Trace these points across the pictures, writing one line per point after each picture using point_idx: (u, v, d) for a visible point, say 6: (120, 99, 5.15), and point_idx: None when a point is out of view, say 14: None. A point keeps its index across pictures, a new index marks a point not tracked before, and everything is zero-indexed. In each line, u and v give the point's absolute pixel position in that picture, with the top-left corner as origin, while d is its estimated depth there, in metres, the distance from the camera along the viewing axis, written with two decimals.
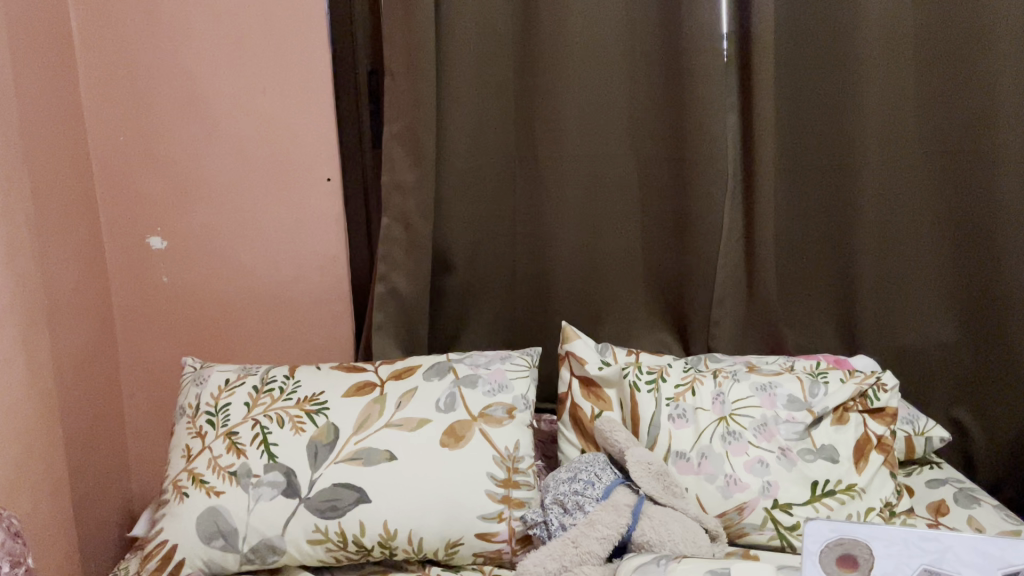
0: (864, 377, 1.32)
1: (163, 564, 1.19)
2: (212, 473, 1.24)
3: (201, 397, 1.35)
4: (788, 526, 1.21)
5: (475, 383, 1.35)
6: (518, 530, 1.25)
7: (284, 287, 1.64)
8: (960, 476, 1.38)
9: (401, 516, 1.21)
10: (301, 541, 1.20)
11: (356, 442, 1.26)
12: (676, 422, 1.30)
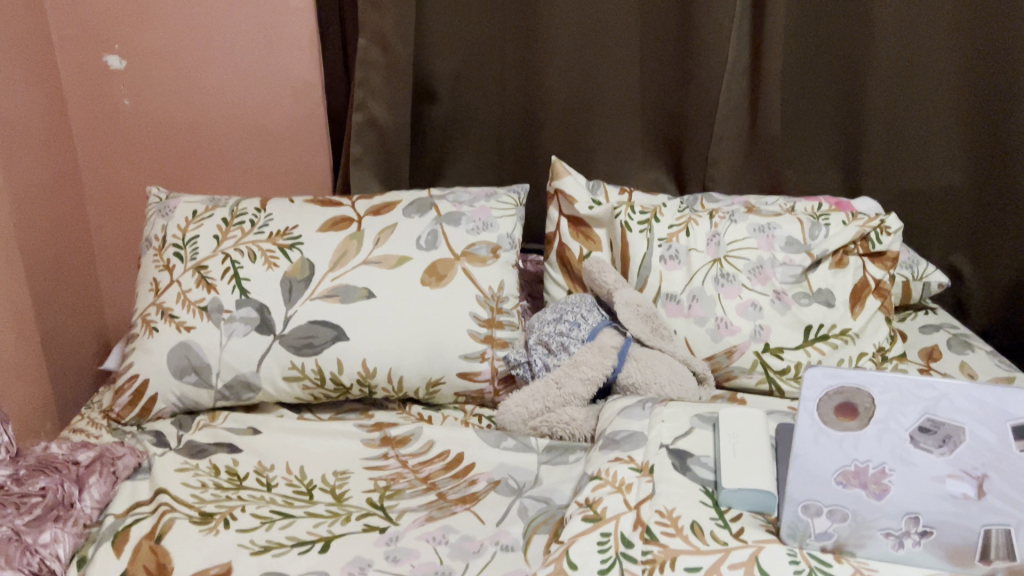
0: (868, 220, 1.25)
1: (136, 399, 1.17)
2: (182, 308, 1.19)
3: (168, 228, 1.28)
4: (777, 371, 1.19)
5: (458, 222, 1.27)
6: (501, 372, 1.22)
7: (257, 114, 1.53)
8: (955, 323, 1.34)
9: (381, 355, 1.17)
10: (277, 379, 1.17)
11: (332, 279, 1.20)
12: (668, 264, 1.24)
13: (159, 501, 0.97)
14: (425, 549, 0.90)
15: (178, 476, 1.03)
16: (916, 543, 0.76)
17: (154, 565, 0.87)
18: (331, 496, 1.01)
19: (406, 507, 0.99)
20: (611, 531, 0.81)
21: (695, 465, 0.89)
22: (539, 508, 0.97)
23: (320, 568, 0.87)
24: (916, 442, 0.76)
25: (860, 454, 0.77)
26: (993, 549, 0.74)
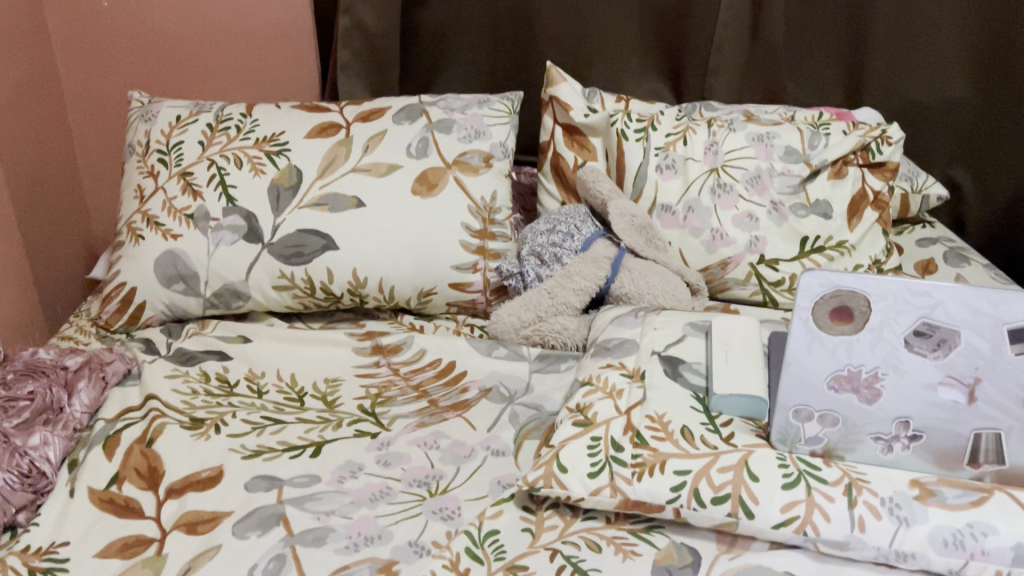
0: (869, 129, 1.22)
1: (125, 306, 1.16)
2: (167, 215, 1.17)
3: (151, 133, 1.24)
4: (772, 283, 1.18)
5: (450, 129, 1.24)
6: (493, 282, 1.20)
7: (240, 17, 1.47)
8: (953, 236, 1.33)
9: (371, 265, 1.16)
10: (267, 288, 1.16)
11: (321, 187, 1.18)
12: (664, 174, 1.22)
13: (149, 407, 0.97)
14: (416, 454, 0.91)
15: (168, 382, 1.03)
16: (906, 447, 0.76)
17: (145, 469, 0.87)
18: (323, 403, 1.01)
19: (397, 414, 0.99)
20: (601, 436, 0.81)
21: (686, 372, 0.89)
22: (530, 415, 0.98)
23: (312, 472, 0.88)
24: (910, 346, 0.75)
25: (853, 358, 0.76)
26: (982, 452, 0.74)
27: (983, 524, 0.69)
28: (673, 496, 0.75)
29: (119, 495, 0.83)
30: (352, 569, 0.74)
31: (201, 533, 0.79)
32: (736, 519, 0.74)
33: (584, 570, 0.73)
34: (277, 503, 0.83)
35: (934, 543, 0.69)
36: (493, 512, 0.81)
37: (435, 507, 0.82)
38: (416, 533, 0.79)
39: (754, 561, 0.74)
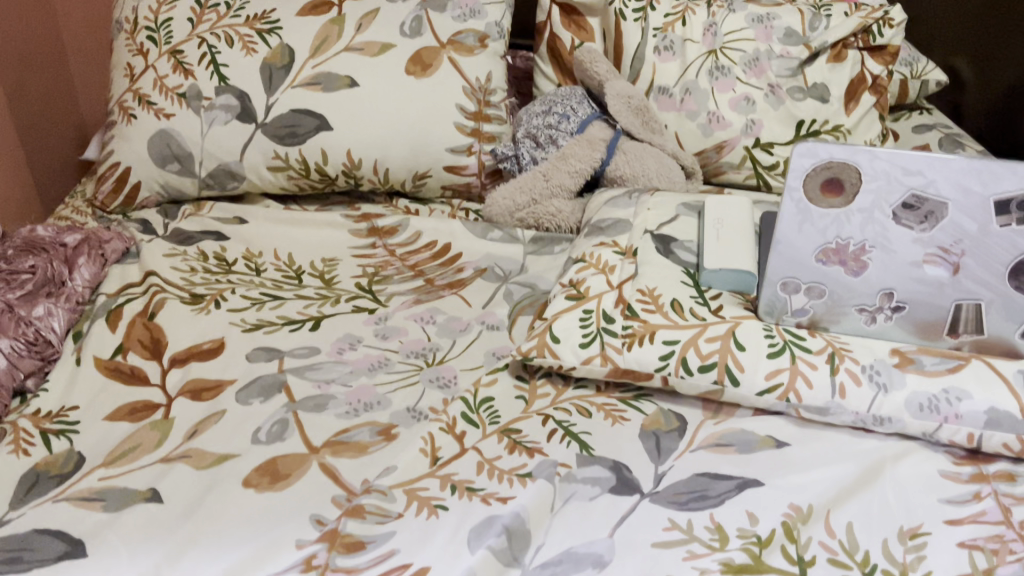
0: (869, 12, 1.20)
1: (120, 186, 1.17)
2: (159, 95, 1.16)
3: (139, 10, 1.21)
4: (766, 167, 1.18)
5: (444, 7, 1.21)
6: (488, 165, 1.20)
7: None
8: (950, 124, 1.32)
9: (366, 146, 1.15)
10: (261, 169, 1.16)
11: (314, 67, 1.16)
12: (662, 56, 1.20)
13: (149, 283, 0.99)
14: (413, 329, 0.93)
15: (166, 260, 1.04)
16: (888, 318, 0.78)
17: (148, 340, 0.89)
18: (321, 280, 1.03)
19: (394, 292, 1.00)
20: (593, 309, 0.83)
21: (678, 249, 0.91)
22: (525, 293, 0.99)
23: (312, 344, 0.90)
24: (899, 219, 0.76)
25: (842, 232, 0.77)
26: (962, 323, 0.76)
27: (958, 390, 0.72)
28: (661, 365, 0.78)
29: (124, 364, 0.86)
30: (352, 431, 0.77)
31: (206, 399, 0.81)
32: (721, 387, 0.77)
33: (575, 434, 0.77)
34: (279, 372, 0.85)
35: (910, 408, 0.72)
36: (488, 380, 0.84)
37: (432, 377, 0.85)
38: (414, 400, 0.82)
39: (738, 425, 0.77)
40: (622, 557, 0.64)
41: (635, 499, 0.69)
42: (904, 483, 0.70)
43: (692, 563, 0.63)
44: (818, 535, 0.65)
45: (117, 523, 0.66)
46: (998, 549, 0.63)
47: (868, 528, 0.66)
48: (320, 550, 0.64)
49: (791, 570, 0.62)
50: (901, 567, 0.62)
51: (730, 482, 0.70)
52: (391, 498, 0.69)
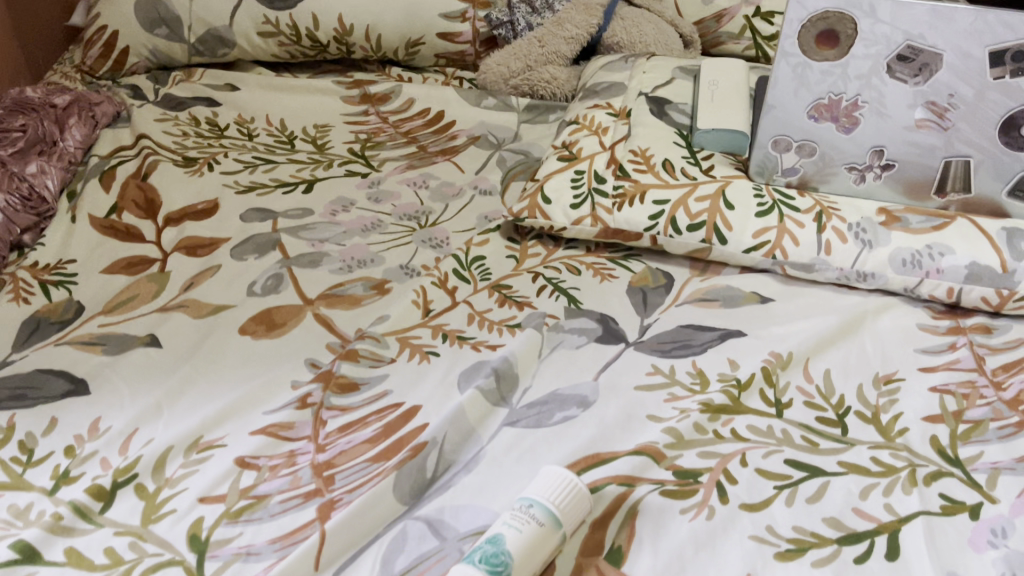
0: None
1: (108, 51, 1.15)
2: None
3: None
4: (766, 37, 1.16)
5: None
6: (482, 32, 1.16)
7: None
8: None
9: (358, 11, 1.13)
10: (252, 35, 1.14)
11: None
12: None
13: (142, 146, 0.98)
14: (406, 193, 0.93)
15: (158, 125, 1.04)
16: (878, 177, 0.79)
17: (143, 200, 0.90)
18: (313, 146, 1.02)
19: (387, 158, 1.00)
20: (585, 170, 0.83)
21: (672, 111, 0.90)
22: (518, 160, 0.99)
23: (305, 206, 0.90)
24: (892, 72, 0.73)
25: (836, 87, 0.75)
26: (950, 182, 0.77)
27: (941, 246, 0.73)
28: (651, 225, 0.79)
29: (118, 222, 0.87)
30: (346, 286, 0.79)
31: (202, 256, 0.82)
32: (709, 245, 0.78)
33: (564, 290, 0.78)
34: (273, 232, 0.86)
35: (893, 264, 0.74)
36: (480, 240, 0.85)
37: (424, 237, 0.86)
38: (407, 259, 0.83)
39: (724, 282, 0.79)
40: (605, 398, 0.66)
41: (620, 348, 0.72)
42: (882, 335, 0.72)
43: (673, 404, 0.65)
44: (797, 380, 0.67)
45: (119, 365, 0.68)
46: (968, 394, 0.65)
47: (845, 375, 0.68)
48: (316, 389, 0.66)
49: (769, 411, 0.64)
50: (874, 408, 0.65)
51: (712, 334, 0.72)
52: (384, 344, 0.71)
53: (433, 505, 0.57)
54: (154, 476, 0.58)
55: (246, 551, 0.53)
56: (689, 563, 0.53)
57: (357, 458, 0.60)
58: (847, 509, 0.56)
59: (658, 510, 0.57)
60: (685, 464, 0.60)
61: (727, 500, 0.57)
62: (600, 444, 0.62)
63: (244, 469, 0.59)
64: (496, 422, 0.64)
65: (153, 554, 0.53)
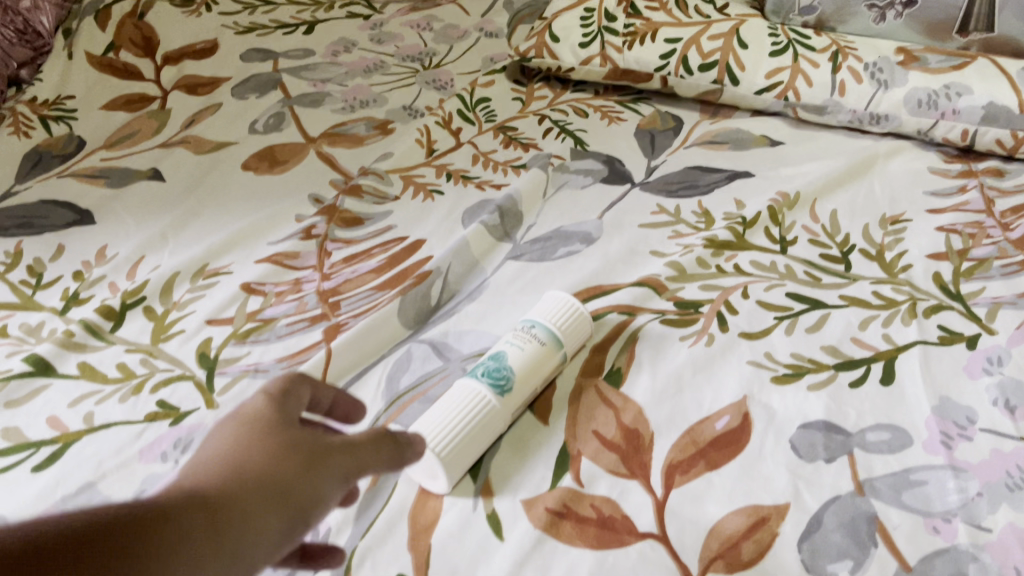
0: None
1: None
2: None
3: None
4: None
5: None
6: None
7: None
8: None
9: None
10: None
11: None
12: None
13: None
14: (410, 35, 0.91)
15: None
16: (898, 16, 0.75)
17: (140, 39, 0.87)
18: None
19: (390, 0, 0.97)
20: (595, 7, 0.81)
21: None
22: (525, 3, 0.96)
23: (306, 47, 0.88)
24: None
25: None
26: (973, 21, 0.73)
27: (959, 86, 0.71)
28: (661, 65, 0.78)
29: (116, 61, 0.84)
30: (349, 125, 0.78)
31: (202, 94, 0.81)
32: (721, 86, 0.77)
33: (571, 132, 0.77)
34: (274, 72, 0.84)
35: (908, 105, 0.72)
36: (486, 81, 0.83)
37: (428, 79, 0.84)
38: (410, 100, 0.81)
39: (734, 126, 0.78)
40: (610, 234, 0.66)
41: (626, 188, 0.71)
42: (892, 178, 0.71)
43: (677, 241, 0.65)
44: (803, 220, 0.67)
45: (122, 196, 0.68)
46: (975, 234, 0.65)
47: (852, 215, 0.68)
48: (320, 222, 0.66)
49: (773, 248, 0.64)
50: (878, 247, 0.64)
51: (720, 175, 0.72)
52: (388, 182, 0.71)
53: (437, 330, 0.58)
54: (161, 299, 0.59)
55: (254, 369, 0.54)
56: (687, 385, 0.54)
57: (362, 286, 0.61)
58: (846, 339, 0.57)
59: (658, 338, 0.57)
60: (686, 295, 0.60)
61: (727, 329, 0.58)
62: (602, 277, 0.62)
63: (250, 295, 0.60)
64: (500, 256, 0.64)
65: (164, 370, 0.54)
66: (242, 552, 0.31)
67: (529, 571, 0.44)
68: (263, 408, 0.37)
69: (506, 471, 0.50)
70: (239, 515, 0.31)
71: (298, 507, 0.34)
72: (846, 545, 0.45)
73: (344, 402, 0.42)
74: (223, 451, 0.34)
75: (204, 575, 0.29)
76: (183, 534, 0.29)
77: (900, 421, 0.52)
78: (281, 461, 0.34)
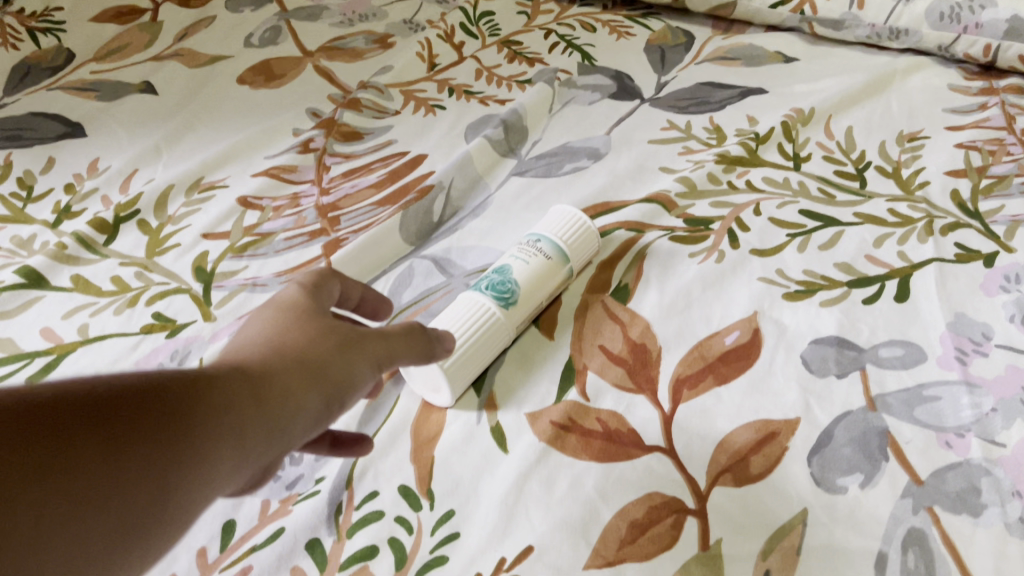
0: None
1: None
2: None
3: None
4: None
5: None
6: None
7: None
8: None
9: None
10: None
11: None
12: None
13: None
14: None
15: None
16: None
17: None
18: None
19: None
20: None
21: None
22: None
23: None
24: None
25: None
26: None
27: None
28: None
29: None
30: (348, 39, 0.75)
31: (195, 7, 0.78)
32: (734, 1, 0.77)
33: (578, 47, 0.75)
34: None
35: (930, 19, 0.70)
36: None
37: None
38: (410, 15, 0.79)
39: (747, 42, 0.76)
40: (618, 150, 0.64)
41: (635, 103, 0.69)
42: (910, 95, 0.69)
43: (688, 157, 0.63)
44: (817, 136, 0.65)
45: (113, 109, 0.66)
46: (995, 151, 0.62)
47: (868, 131, 0.65)
48: (318, 136, 0.64)
49: (786, 165, 0.62)
50: (895, 164, 0.62)
51: (733, 91, 0.69)
52: (388, 96, 0.68)
53: (440, 246, 0.56)
54: (156, 213, 0.58)
55: (252, 283, 0.53)
56: (696, 300, 0.53)
57: (362, 202, 0.59)
58: (860, 256, 0.55)
59: (667, 254, 0.56)
60: (697, 212, 0.59)
61: (738, 245, 0.56)
62: (610, 194, 0.61)
63: (247, 210, 0.58)
64: (505, 172, 0.62)
65: (159, 283, 0.53)
66: (282, 421, 0.33)
67: (533, 483, 0.44)
68: (298, 298, 0.38)
69: (510, 385, 0.49)
70: (276, 388, 0.33)
71: (333, 386, 0.35)
72: (856, 460, 0.44)
73: (371, 299, 0.45)
74: (262, 330, 0.36)
75: (242, 440, 0.31)
76: (231, 400, 0.31)
77: (914, 337, 0.50)
78: (316, 343, 0.36)
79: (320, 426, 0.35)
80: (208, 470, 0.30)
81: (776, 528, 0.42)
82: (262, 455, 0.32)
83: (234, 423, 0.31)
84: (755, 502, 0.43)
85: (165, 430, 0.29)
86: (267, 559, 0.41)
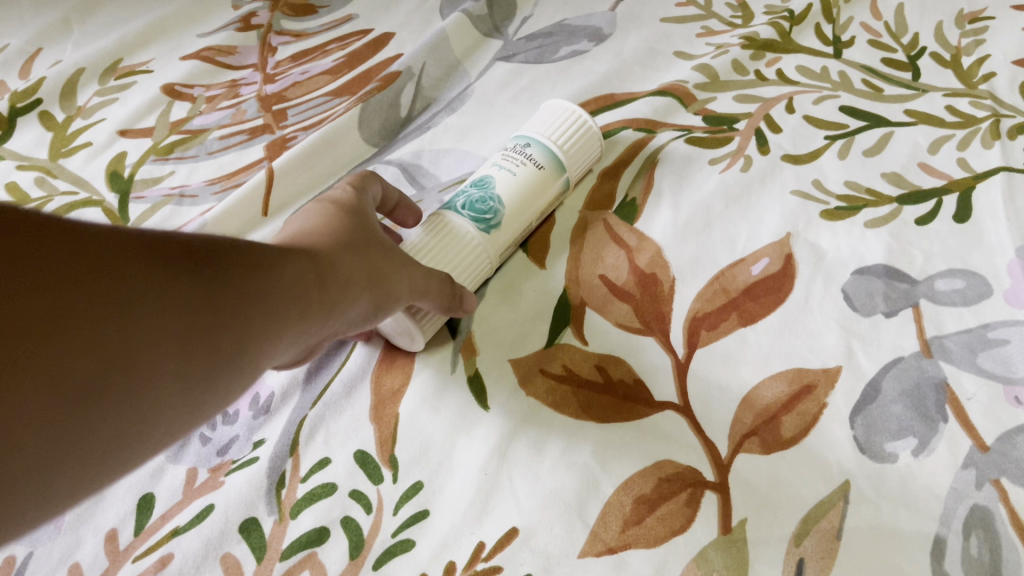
0: None
1: None
2: None
3: None
4: None
5: None
6: None
7: None
8: None
9: None
10: None
11: None
12: None
13: None
14: None
15: None
16: None
17: None
18: None
19: None
20: None
21: None
22: None
23: None
24: None
25: None
26: None
27: None
28: None
29: None
30: None
31: None
32: None
33: None
34: None
35: None
36: None
37: None
38: None
39: None
40: (624, 31, 0.54)
41: None
42: None
43: (707, 40, 0.53)
44: (861, 17, 0.55)
45: None
46: None
47: (921, 11, 0.55)
48: (262, 9, 0.53)
49: (825, 51, 0.52)
50: (953, 51, 0.52)
51: None
52: None
53: (409, 149, 0.46)
54: (62, 105, 0.48)
55: (180, 193, 0.43)
56: (717, 218, 0.44)
57: (315, 92, 0.49)
58: (912, 164, 0.46)
59: (682, 161, 0.47)
60: (718, 108, 0.49)
61: (768, 150, 0.47)
62: (615, 83, 0.51)
63: (175, 100, 0.48)
64: (487, 56, 0.52)
65: (64, 192, 0.43)
66: (337, 308, 0.30)
67: (519, 448, 0.36)
68: (346, 197, 0.35)
69: (492, 323, 0.41)
70: (342, 277, 0.30)
71: (386, 290, 0.32)
72: (909, 419, 0.36)
73: (406, 206, 0.41)
74: (319, 216, 0.33)
75: (308, 319, 0.28)
76: (298, 272, 0.28)
77: (977, 266, 0.41)
78: (374, 242, 0.33)
79: (360, 326, 0.32)
80: (270, 340, 0.26)
81: (812, 506, 0.34)
82: (311, 335, 0.29)
83: (302, 298, 0.28)
84: (787, 474, 0.35)
85: (242, 288, 0.25)
86: (190, 546, 0.33)
